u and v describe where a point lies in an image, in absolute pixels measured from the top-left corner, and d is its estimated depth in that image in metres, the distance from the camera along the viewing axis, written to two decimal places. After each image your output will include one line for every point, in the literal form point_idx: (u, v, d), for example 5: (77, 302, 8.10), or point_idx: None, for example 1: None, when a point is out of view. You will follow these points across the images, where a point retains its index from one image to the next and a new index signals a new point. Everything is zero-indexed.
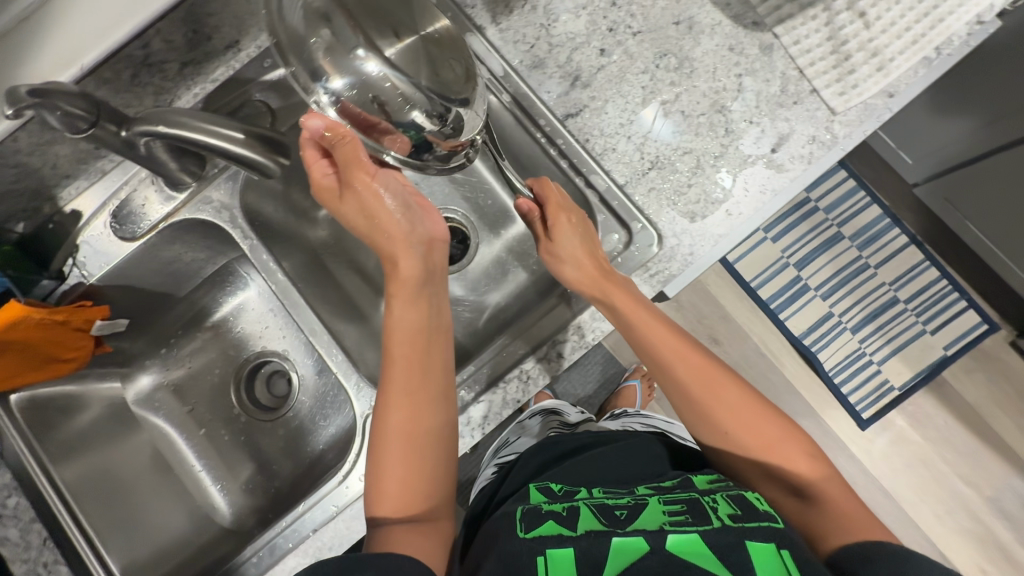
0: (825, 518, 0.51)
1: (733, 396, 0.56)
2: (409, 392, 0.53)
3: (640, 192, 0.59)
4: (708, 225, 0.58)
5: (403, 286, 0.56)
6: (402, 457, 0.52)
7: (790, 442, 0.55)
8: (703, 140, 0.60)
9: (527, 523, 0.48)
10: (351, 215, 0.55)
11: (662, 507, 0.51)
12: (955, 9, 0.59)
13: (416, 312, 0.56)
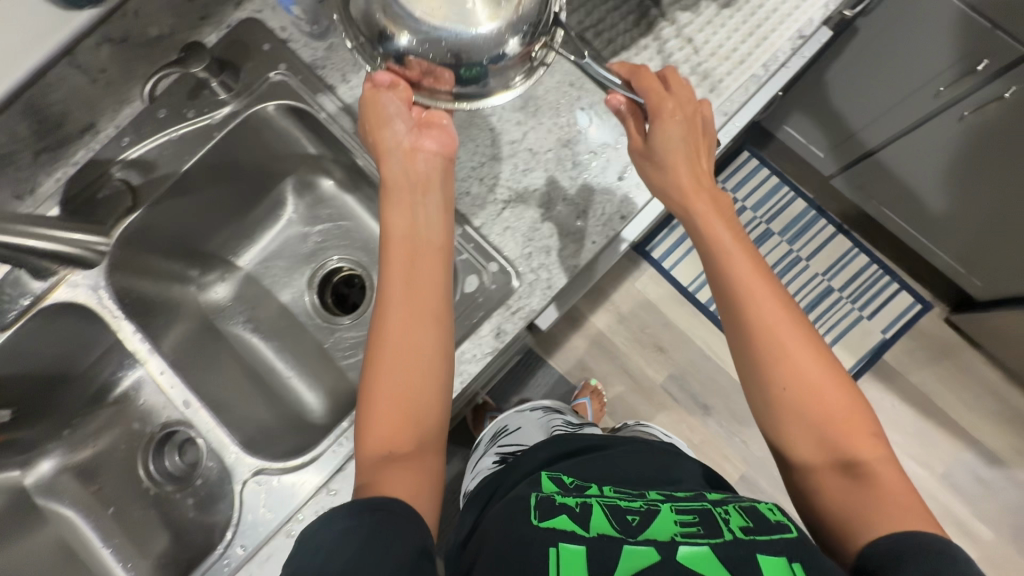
0: (872, 506, 0.46)
1: (797, 334, 0.52)
2: (410, 310, 0.52)
3: (497, 232, 0.61)
4: (565, 257, 0.60)
5: (400, 191, 0.54)
6: (398, 380, 0.51)
7: (847, 414, 0.51)
8: (554, 176, 0.61)
9: (540, 513, 0.49)
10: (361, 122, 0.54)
11: (672, 514, 0.50)
12: (777, 26, 0.62)
13: (411, 218, 0.54)
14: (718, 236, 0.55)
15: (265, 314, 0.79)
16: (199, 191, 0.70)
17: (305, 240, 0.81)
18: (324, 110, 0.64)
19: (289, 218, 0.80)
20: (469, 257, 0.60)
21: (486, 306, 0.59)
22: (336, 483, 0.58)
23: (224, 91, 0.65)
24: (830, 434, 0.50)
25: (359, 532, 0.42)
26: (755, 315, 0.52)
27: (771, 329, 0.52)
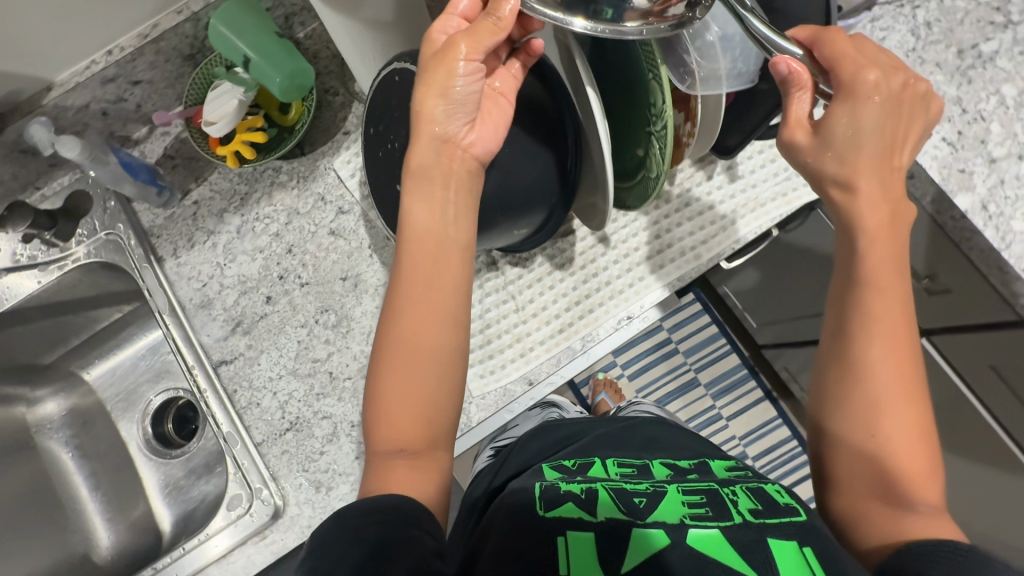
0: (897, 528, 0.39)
1: (896, 363, 0.43)
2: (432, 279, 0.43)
3: (275, 451, 0.60)
4: (332, 498, 0.58)
5: (422, 180, 0.44)
6: (407, 377, 0.43)
7: (919, 445, 0.41)
8: (344, 406, 0.60)
9: (543, 502, 0.43)
10: (416, 99, 0.42)
11: (681, 494, 0.44)
12: (607, 301, 0.60)
13: (431, 214, 0.44)
14: (875, 252, 0.43)
15: (92, 434, 0.79)
16: (28, 321, 0.70)
17: (146, 363, 0.81)
18: (144, 284, 0.63)
19: (140, 340, 0.80)
20: (238, 474, 0.59)
21: (240, 530, 0.58)
22: None
23: (60, 241, 0.65)
24: (886, 468, 0.41)
25: (369, 537, 0.35)
26: (873, 333, 0.43)
27: (880, 341, 0.43)
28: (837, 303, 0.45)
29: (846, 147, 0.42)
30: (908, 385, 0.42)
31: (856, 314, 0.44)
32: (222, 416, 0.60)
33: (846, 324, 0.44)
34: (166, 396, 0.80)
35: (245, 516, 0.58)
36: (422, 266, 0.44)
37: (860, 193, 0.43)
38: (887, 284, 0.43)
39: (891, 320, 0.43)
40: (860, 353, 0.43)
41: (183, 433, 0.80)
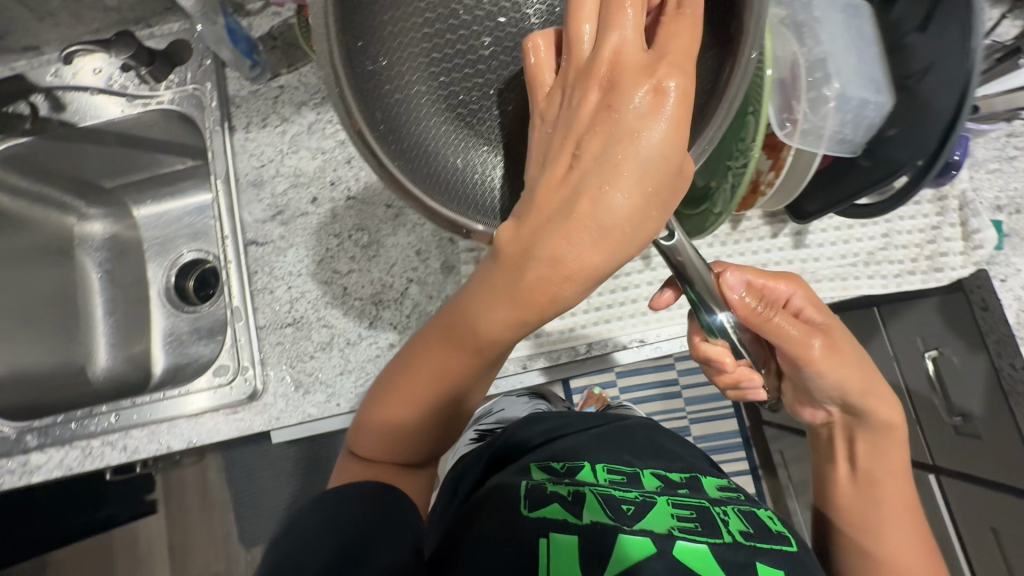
0: None
1: (913, 544, 0.51)
2: (482, 361, 0.43)
3: (271, 339, 0.62)
4: (306, 400, 0.60)
5: (535, 305, 0.37)
6: (429, 422, 0.46)
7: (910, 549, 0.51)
8: (347, 323, 0.62)
9: (532, 502, 0.52)
10: (583, 224, 0.34)
11: (670, 508, 0.53)
12: (625, 317, 0.59)
13: (520, 334, 0.40)
14: (874, 404, 0.51)
15: (122, 264, 0.84)
16: (101, 145, 0.74)
17: (190, 219, 0.85)
18: (210, 146, 0.66)
19: (191, 196, 0.84)
20: (232, 347, 0.62)
21: (217, 398, 0.61)
22: (16, 463, 0.62)
23: (152, 81, 0.68)
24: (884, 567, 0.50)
25: (344, 515, 0.42)
26: (865, 463, 0.53)
27: (892, 531, 0.51)
28: (841, 434, 0.55)
29: (854, 372, 0.50)
30: (900, 498, 0.52)
31: (870, 450, 0.53)
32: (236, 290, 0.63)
33: (856, 451, 0.54)
34: (197, 254, 0.85)
35: (227, 388, 0.61)
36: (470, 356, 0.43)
37: (840, 350, 0.50)
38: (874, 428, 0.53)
39: (899, 505, 0.52)
40: (879, 534, 0.51)
41: (201, 291, 0.84)
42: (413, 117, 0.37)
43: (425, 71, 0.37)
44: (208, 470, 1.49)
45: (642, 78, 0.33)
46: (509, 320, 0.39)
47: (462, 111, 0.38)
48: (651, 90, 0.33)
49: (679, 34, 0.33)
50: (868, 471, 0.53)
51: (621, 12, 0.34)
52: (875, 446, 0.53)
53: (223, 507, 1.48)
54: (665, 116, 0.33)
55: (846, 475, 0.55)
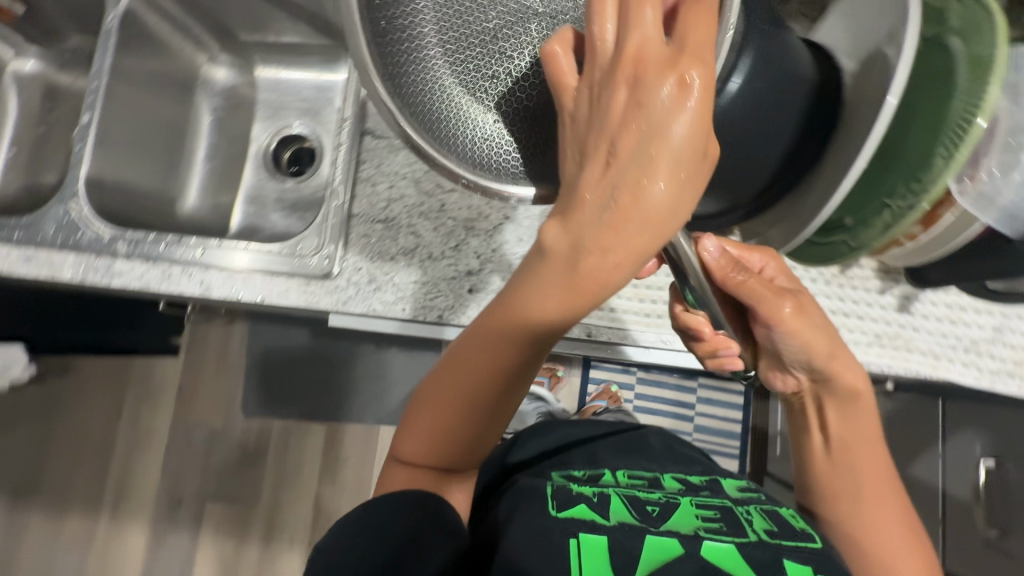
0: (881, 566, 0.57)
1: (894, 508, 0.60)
2: (526, 339, 0.45)
3: (358, 229, 0.64)
4: (375, 297, 0.62)
5: (583, 288, 0.40)
6: (458, 416, 0.50)
7: (891, 510, 0.60)
8: (435, 237, 0.63)
9: (559, 503, 0.57)
10: (632, 208, 0.37)
11: (693, 510, 0.60)
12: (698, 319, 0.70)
13: (572, 312, 0.42)
14: (845, 376, 0.60)
15: (234, 117, 0.87)
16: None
17: (307, 95, 0.87)
18: None
19: (314, 75, 0.86)
20: (321, 224, 0.64)
21: (297, 265, 0.63)
22: (102, 263, 0.65)
23: None
24: (867, 533, 0.59)
25: (399, 519, 0.49)
26: (840, 442, 0.63)
27: (875, 507, 0.60)
28: (821, 415, 0.65)
29: (818, 340, 0.58)
30: (877, 465, 0.62)
31: (846, 429, 0.63)
32: (343, 172, 0.64)
33: (843, 428, 0.63)
34: (301, 130, 0.87)
35: (306, 260, 0.63)
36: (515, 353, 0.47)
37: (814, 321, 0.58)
38: (852, 401, 0.62)
39: (874, 477, 0.61)
40: (859, 501, 0.61)
41: (295, 165, 0.87)
42: (418, 66, 0.45)
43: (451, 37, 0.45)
44: (234, 335, 1.57)
45: (654, 72, 0.36)
46: (554, 308, 0.42)
47: (469, 81, 0.45)
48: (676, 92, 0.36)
49: (694, 26, 0.37)
50: (840, 455, 0.63)
51: (640, 12, 0.37)
52: (845, 430, 0.63)
53: (236, 373, 1.56)
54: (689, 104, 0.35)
55: (821, 455, 0.64)
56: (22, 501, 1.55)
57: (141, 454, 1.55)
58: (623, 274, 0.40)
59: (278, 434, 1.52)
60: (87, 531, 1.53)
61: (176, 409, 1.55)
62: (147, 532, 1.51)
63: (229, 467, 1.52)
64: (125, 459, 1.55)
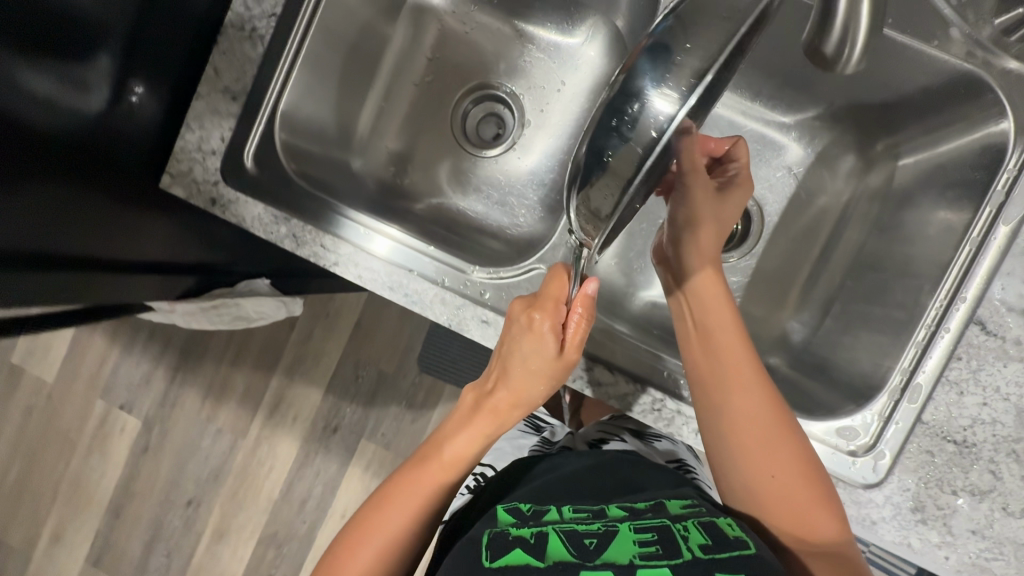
0: (802, 510, 0.48)
1: (801, 475, 0.49)
2: (434, 488, 0.54)
3: (922, 441, 0.49)
4: (985, 564, 0.49)
5: (487, 428, 0.54)
6: (338, 549, 0.54)
7: (781, 433, 0.50)
8: (1019, 488, 0.49)
9: (494, 554, 0.47)
10: (548, 354, 0.51)
11: (632, 533, 0.48)
12: None
13: (478, 451, 0.54)
14: (725, 343, 0.53)
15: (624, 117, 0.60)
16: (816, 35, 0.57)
17: (768, 154, 0.68)
18: None
19: (796, 146, 0.67)
20: (916, 442, 0.49)
21: (851, 468, 0.50)
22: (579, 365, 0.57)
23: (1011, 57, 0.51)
24: (766, 476, 0.49)
25: None
26: (731, 401, 0.51)
27: (760, 454, 0.49)
28: (708, 373, 0.53)
29: (721, 310, 0.54)
30: (796, 455, 0.49)
31: (726, 406, 0.51)
32: (985, 366, 0.49)
33: (721, 401, 0.51)
34: None
35: (873, 467, 0.50)
36: (417, 488, 0.54)
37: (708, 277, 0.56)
38: (741, 374, 0.52)
39: (753, 416, 0.50)
40: (788, 491, 0.48)
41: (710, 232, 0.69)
42: None
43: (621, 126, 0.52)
44: None
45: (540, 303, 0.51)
46: (472, 437, 0.54)
47: None
48: (554, 345, 0.51)
49: (572, 333, 0.51)
50: (701, 401, 0.53)
51: (541, 325, 0.50)
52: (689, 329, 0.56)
53: (419, 325, 1.49)
54: (558, 355, 0.51)
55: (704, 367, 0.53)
56: (183, 376, 1.56)
57: (307, 372, 1.53)
58: (474, 446, 0.55)
59: (446, 399, 1.48)
60: (240, 424, 1.55)
61: (351, 341, 1.51)
62: (298, 446, 1.53)
63: (391, 412, 1.50)
64: (289, 370, 1.53)
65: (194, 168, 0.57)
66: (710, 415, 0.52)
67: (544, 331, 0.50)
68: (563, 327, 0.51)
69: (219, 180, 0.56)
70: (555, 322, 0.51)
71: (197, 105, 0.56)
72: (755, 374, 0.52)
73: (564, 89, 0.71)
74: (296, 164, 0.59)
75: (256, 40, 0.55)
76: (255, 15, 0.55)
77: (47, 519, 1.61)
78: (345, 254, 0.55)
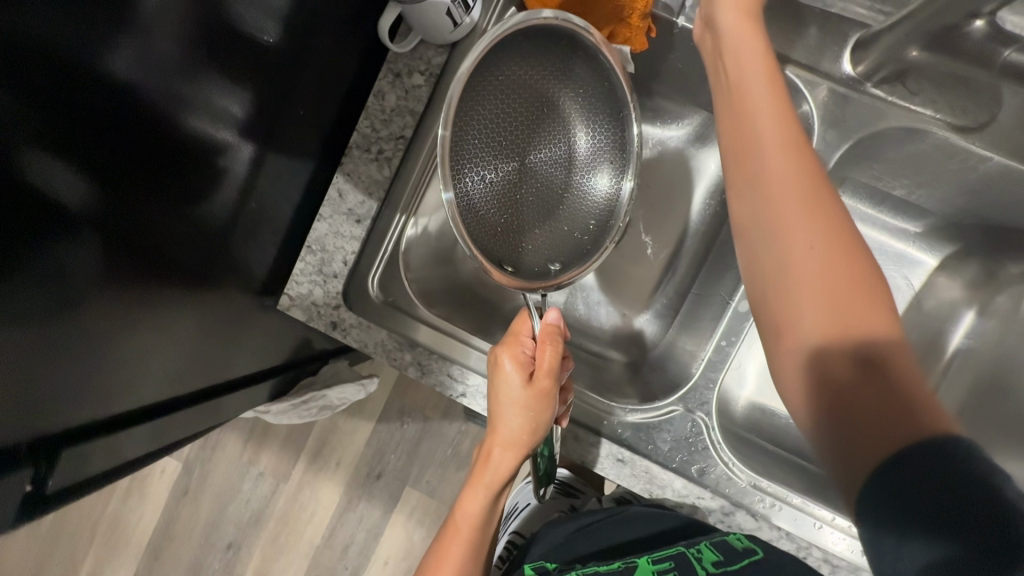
0: (850, 322, 0.36)
1: (849, 284, 0.37)
2: (455, 555, 0.53)
3: None
4: None
5: (489, 479, 0.52)
6: None
7: (829, 249, 0.37)
8: None
9: None
10: (512, 387, 0.48)
11: (649, 564, 0.49)
12: None
13: (484, 505, 0.53)
14: (780, 162, 0.39)
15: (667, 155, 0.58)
16: (982, 186, 0.53)
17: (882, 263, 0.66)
18: None
19: (920, 259, 0.65)
20: None
21: None
22: (720, 507, 0.52)
23: None
24: (844, 331, 0.36)
25: None
26: (764, 194, 0.39)
27: (811, 270, 0.37)
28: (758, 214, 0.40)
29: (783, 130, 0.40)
30: (848, 264, 0.37)
31: (773, 240, 0.39)
32: None
33: (778, 255, 0.39)
34: None
35: None
36: (440, 555, 0.53)
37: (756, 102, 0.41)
38: (789, 187, 0.38)
39: (793, 195, 0.38)
40: (827, 306, 0.37)
41: None
42: (540, 142, 0.48)
43: (545, 154, 0.48)
44: None
45: (501, 348, 0.49)
46: (474, 489, 0.53)
47: (525, 136, 0.47)
48: (520, 374, 0.48)
49: (540, 362, 0.48)
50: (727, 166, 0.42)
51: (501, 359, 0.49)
52: (722, 121, 0.43)
53: None
54: (526, 381, 0.48)
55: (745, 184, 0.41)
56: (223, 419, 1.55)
57: (350, 418, 1.51)
58: (478, 499, 0.53)
59: None
60: (281, 469, 1.53)
61: (395, 387, 1.49)
62: (340, 492, 1.51)
63: (435, 460, 1.48)
64: (332, 416, 1.51)
65: (314, 291, 0.55)
66: (764, 260, 0.40)
67: (507, 358, 0.49)
68: (529, 356, 0.49)
69: (340, 304, 0.55)
70: (523, 359, 0.49)
71: (319, 227, 0.54)
72: (769, 109, 0.40)
73: (673, 189, 0.68)
74: (425, 300, 0.56)
75: (382, 164, 0.54)
76: (380, 139, 0.54)
77: (83, 563, 1.59)
78: (472, 385, 0.54)
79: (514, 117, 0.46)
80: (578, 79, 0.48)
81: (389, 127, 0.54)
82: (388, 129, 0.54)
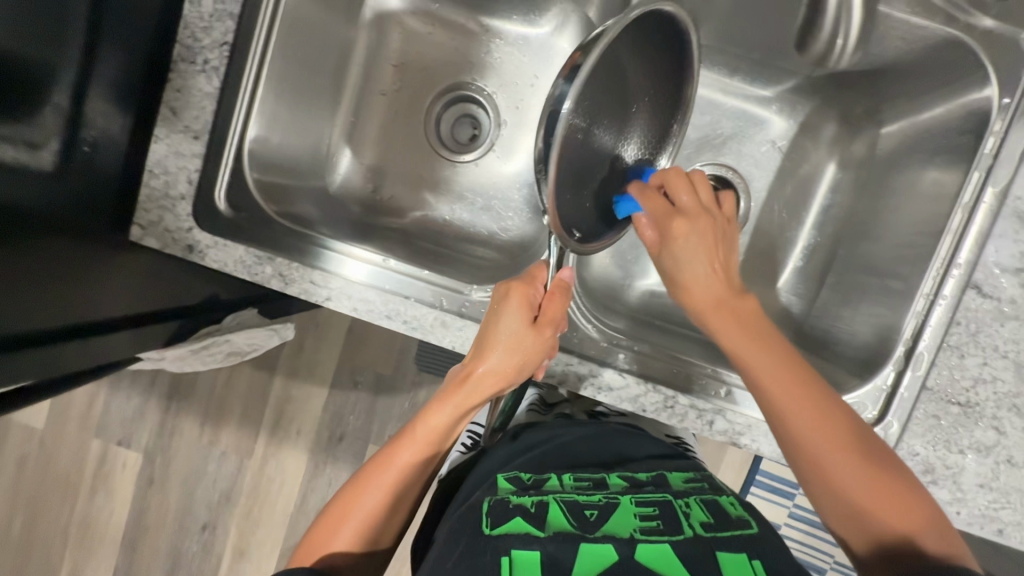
0: (894, 518, 0.44)
1: (863, 473, 0.45)
2: (422, 459, 0.50)
3: (928, 407, 0.51)
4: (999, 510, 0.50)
5: (465, 395, 0.49)
6: (333, 515, 0.50)
7: (828, 419, 0.45)
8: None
9: (493, 521, 0.43)
10: (515, 321, 0.47)
11: (633, 506, 0.45)
12: None
13: (458, 418, 0.50)
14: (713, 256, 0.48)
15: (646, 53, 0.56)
16: None
17: (747, 129, 0.67)
18: None
19: (782, 119, 0.66)
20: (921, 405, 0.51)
21: None
22: (587, 370, 0.55)
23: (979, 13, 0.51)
24: (845, 486, 0.45)
25: None
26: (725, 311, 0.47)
27: (813, 420, 0.45)
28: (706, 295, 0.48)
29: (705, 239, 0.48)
30: (878, 462, 0.45)
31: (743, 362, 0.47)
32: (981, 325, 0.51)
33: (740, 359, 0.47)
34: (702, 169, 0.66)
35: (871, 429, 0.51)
36: (404, 457, 0.50)
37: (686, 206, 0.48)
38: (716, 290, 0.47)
39: (802, 400, 0.45)
40: (846, 489, 0.45)
41: None
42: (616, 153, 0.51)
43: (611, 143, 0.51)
44: None
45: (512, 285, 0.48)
46: (450, 401, 0.49)
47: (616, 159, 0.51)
48: (529, 317, 0.48)
49: (548, 309, 0.49)
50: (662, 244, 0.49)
51: (507, 297, 0.48)
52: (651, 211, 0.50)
53: None
54: (532, 322, 0.48)
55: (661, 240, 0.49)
56: (177, 405, 1.53)
57: (304, 385, 1.51)
58: (449, 413, 0.50)
59: None
60: (244, 446, 1.53)
61: (343, 349, 1.49)
62: (306, 459, 1.52)
63: (393, 415, 1.49)
64: (285, 386, 1.51)
65: (165, 216, 0.54)
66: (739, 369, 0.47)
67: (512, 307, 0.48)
68: (537, 302, 0.49)
69: (193, 226, 0.54)
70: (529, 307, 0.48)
71: (157, 149, 0.53)
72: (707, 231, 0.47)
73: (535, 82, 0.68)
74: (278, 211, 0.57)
75: (209, 75, 0.53)
76: (201, 49, 0.53)
77: (62, 566, 1.59)
78: (336, 287, 0.54)
79: (602, 110, 0.49)
80: (659, 81, 0.50)
81: (208, 34, 0.53)
82: (207, 38, 0.53)
